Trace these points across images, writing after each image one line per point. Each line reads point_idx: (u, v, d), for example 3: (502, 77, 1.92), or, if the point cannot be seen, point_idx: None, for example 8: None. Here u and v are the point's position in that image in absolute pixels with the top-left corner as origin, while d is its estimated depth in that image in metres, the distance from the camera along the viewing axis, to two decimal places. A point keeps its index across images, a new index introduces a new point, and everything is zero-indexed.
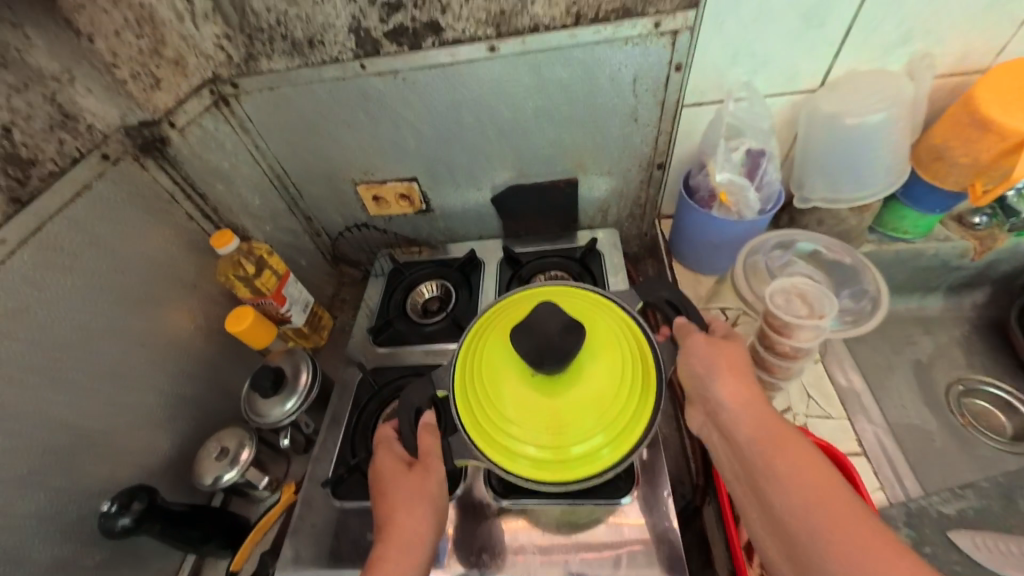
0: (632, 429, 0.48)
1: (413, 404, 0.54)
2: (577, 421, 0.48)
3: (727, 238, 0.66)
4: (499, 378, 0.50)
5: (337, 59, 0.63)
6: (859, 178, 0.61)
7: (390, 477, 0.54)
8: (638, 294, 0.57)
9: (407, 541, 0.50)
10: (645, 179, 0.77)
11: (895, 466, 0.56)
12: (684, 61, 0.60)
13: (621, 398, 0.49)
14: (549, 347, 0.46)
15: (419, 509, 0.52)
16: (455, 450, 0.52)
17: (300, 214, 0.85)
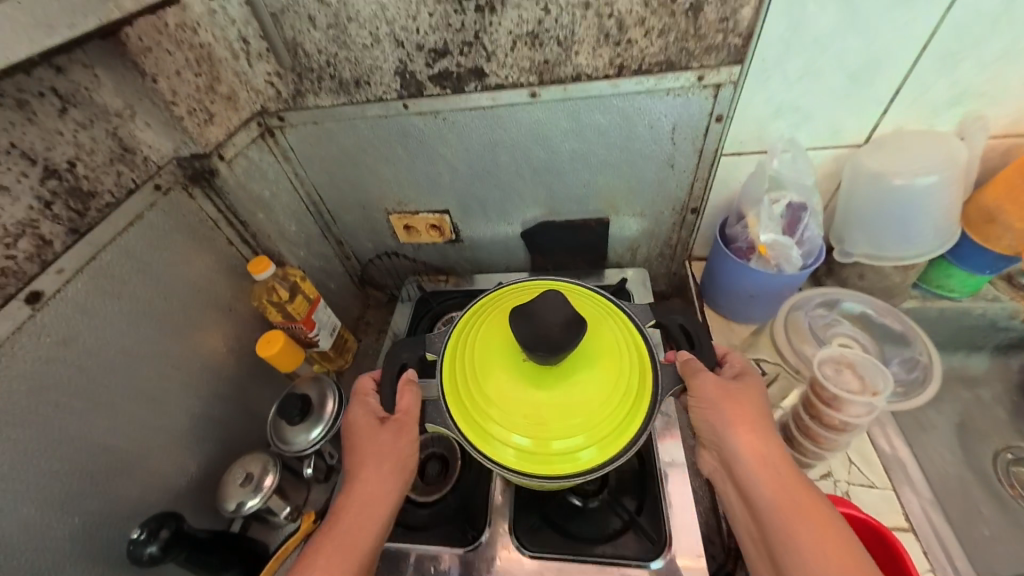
0: (615, 431, 0.48)
1: (401, 360, 0.58)
2: (562, 418, 0.49)
3: (763, 290, 0.64)
4: (492, 363, 0.52)
5: (381, 98, 0.65)
6: (905, 237, 0.60)
7: (364, 429, 0.57)
8: (654, 313, 0.58)
9: (370, 495, 0.53)
10: (677, 221, 0.77)
11: (946, 546, 0.53)
12: (726, 113, 0.60)
13: (613, 401, 0.50)
14: (546, 337, 0.46)
15: (387, 467, 0.54)
16: (430, 416, 0.54)
17: (332, 239, 0.87)
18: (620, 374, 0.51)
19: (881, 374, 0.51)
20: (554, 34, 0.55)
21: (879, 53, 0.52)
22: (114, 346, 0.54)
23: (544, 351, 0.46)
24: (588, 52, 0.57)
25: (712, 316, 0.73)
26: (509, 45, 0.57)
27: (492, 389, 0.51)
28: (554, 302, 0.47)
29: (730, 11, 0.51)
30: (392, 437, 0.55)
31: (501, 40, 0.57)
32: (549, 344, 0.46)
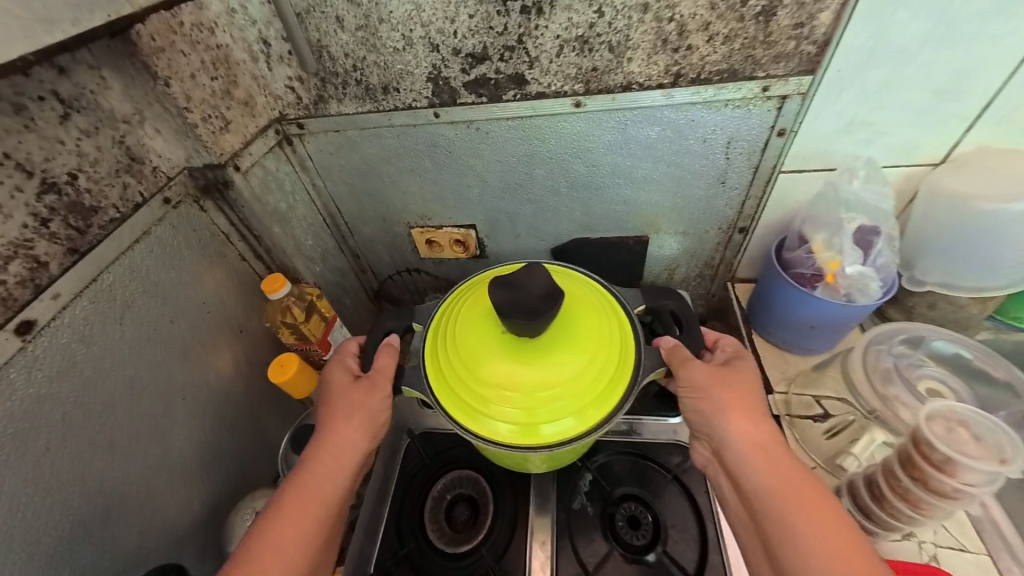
0: (590, 402, 0.48)
1: (386, 327, 0.57)
2: (540, 385, 0.48)
3: (825, 321, 0.59)
4: (474, 335, 0.51)
5: (410, 106, 0.60)
6: (989, 268, 0.54)
7: (339, 385, 0.56)
8: (643, 296, 0.56)
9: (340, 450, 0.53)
10: (722, 241, 0.71)
11: None
12: (790, 127, 0.55)
13: (594, 375, 0.48)
14: (521, 304, 0.45)
15: (360, 422, 0.54)
16: (408, 379, 0.53)
17: (349, 253, 0.81)
18: (601, 350, 0.50)
19: (1008, 438, 0.38)
20: (606, 39, 0.50)
21: (972, 64, 0.47)
22: (115, 376, 0.48)
23: (521, 320, 0.46)
24: (642, 59, 0.52)
25: (762, 345, 0.68)
26: (555, 50, 0.52)
27: (475, 357, 0.50)
28: (540, 274, 0.47)
29: (807, 16, 0.46)
30: (366, 393, 0.54)
31: (546, 45, 0.52)
32: (527, 313, 0.46)
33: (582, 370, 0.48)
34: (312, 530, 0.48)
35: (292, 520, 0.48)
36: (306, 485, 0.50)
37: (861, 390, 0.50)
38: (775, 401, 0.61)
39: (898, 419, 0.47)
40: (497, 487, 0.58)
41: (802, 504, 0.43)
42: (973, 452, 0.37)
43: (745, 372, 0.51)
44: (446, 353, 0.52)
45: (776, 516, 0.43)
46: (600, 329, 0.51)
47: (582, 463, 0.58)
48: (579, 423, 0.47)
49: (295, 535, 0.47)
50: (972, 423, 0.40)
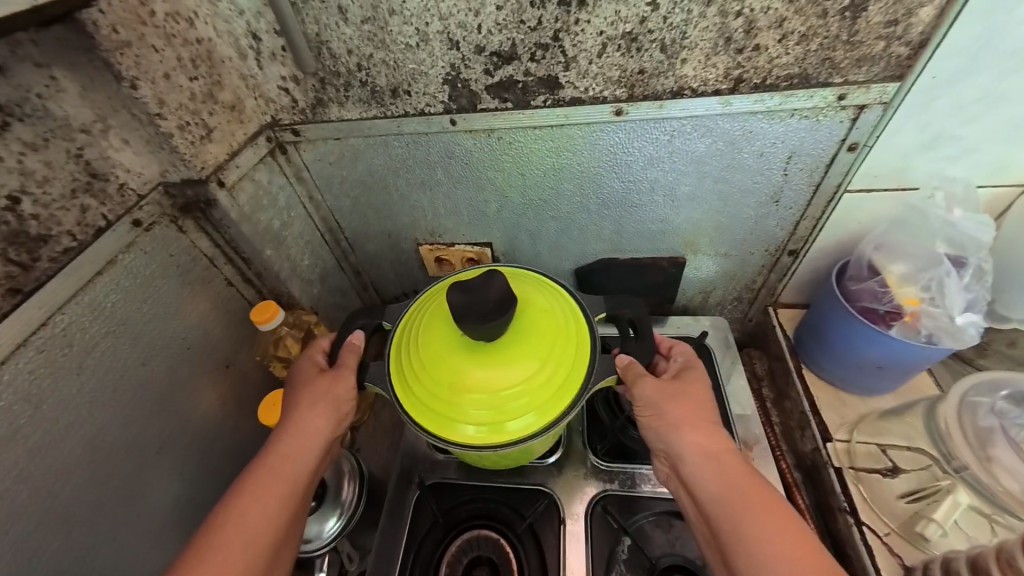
0: (542, 404, 0.45)
1: (354, 325, 0.53)
2: (492, 385, 0.46)
3: (897, 362, 0.51)
4: (432, 333, 0.49)
5: (423, 111, 0.52)
6: None
7: (303, 376, 0.53)
8: (605, 303, 0.52)
9: (303, 437, 0.49)
10: (768, 264, 0.63)
11: None
12: (864, 141, 0.47)
13: (551, 374, 0.46)
14: (474, 306, 0.44)
15: (324, 411, 0.50)
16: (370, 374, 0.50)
17: (350, 271, 0.73)
18: (557, 354, 0.47)
19: None
20: (659, 36, 0.43)
21: None
22: (71, 437, 0.41)
23: (473, 322, 0.44)
24: (699, 60, 0.44)
25: (814, 382, 0.60)
26: (596, 49, 0.45)
27: (430, 356, 0.48)
28: (499, 278, 0.46)
29: (903, 11, 0.39)
30: (332, 384, 0.51)
31: (586, 43, 0.44)
32: (478, 316, 0.44)
33: (539, 370, 0.46)
34: (268, 516, 0.45)
35: (251, 503, 0.45)
36: (264, 472, 0.47)
37: (957, 450, 0.43)
38: (836, 449, 0.54)
39: (1004, 490, 0.40)
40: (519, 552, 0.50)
41: (752, 505, 0.42)
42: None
43: (696, 381, 0.50)
44: (402, 358, 0.49)
45: (725, 521, 0.42)
46: (557, 330, 0.48)
47: (616, 523, 0.51)
48: (537, 422, 0.45)
49: (250, 523, 0.44)
50: None
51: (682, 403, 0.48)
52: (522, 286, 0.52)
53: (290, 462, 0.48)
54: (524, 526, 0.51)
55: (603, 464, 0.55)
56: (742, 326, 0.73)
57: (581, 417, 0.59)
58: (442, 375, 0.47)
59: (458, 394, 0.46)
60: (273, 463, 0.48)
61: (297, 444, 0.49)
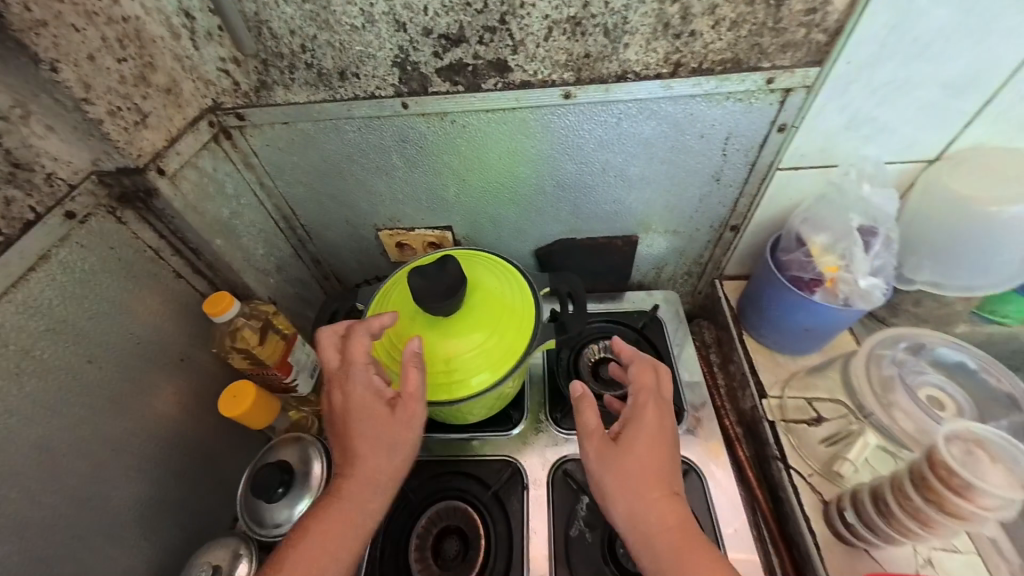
0: (499, 364, 0.48)
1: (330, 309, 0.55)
2: (450, 350, 0.48)
3: (821, 325, 0.57)
4: (396, 309, 0.51)
5: (374, 94, 0.52)
6: (979, 269, 0.54)
7: (362, 395, 0.45)
8: (549, 279, 0.55)
9: (371, 482, 0.44)
10: (713, 239, 0.67)
11: None
12: (792, 122, 0.51)
13: (501, 335, 0.49)
14: (430, 282, 0.46)
15: (401, 454, 0.45)
16: None
17: (309, 261, 0.72)
18: (509, 321, 0.50)
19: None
20: (601, 21, 0.44)
21: (983, 58, 0.44)
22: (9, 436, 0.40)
23: (428, 298, 0.46)
24: (640, 45, 0.46)
25: (754, 346, 0.65)
26: (543, 33, 0.46)
27: (393, 330, 0.50)
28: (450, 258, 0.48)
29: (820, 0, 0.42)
30: (411, 420, 0.45)
31: (533, 26, 0.45)
32: (434, 294, 0.46)
33: (495, 333, 0.49)
34: (342, 571, 0.42)
35: (317, 558, 0.41)
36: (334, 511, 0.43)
37: (865, 398, 0.48)
38: (770, 405, 0.59)
39: (901, 430, 0.46)
40: (489, 518, 0.53)
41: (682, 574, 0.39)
42: (992, 477, 0.36)
43: (644, 429, 0.44)
44: None
45: None
46: (505, 297, 0.51)
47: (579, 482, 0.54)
48: (490, 378, 0.48)
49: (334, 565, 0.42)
50: (988, 445, 0.38)
51: (621, 453, 0.43)
52: (475, 265, 0.54)
53: (359, 507, 0.44)
54: (490, 495, 0.54)
55: (567, 432, 0.58)
56: (693, 299, 0.78)
57: (542, 391, 0.62)
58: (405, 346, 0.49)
59: None
60: (348, 502, 0.44)
61: (370, 486, 0.44)
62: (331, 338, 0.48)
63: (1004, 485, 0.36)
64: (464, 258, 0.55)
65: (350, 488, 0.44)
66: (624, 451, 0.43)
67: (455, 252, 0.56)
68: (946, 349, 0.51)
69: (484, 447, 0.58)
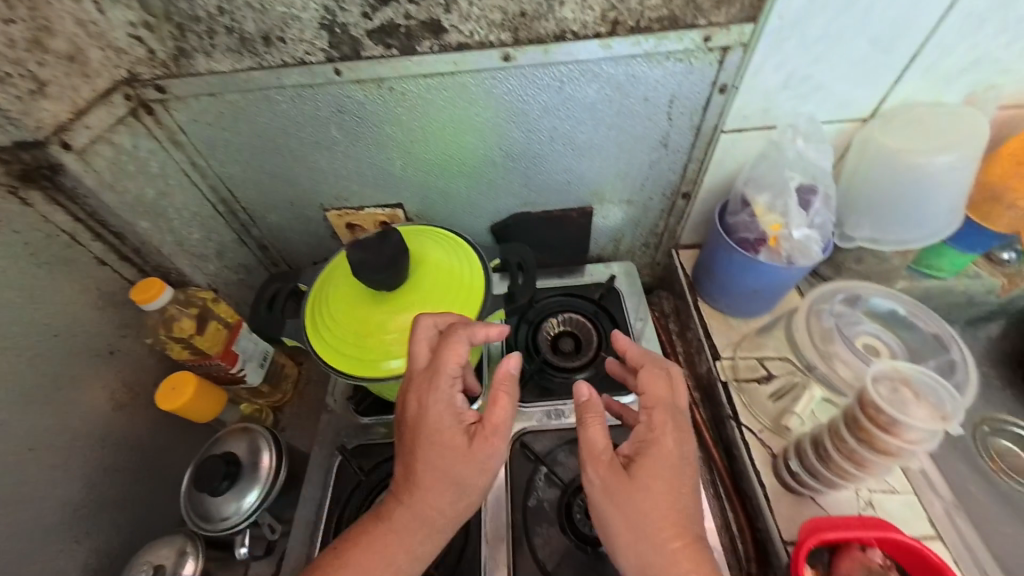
0: None
1: (269, 287, 0.52)
2: (397, 324, 0.47)
3: (769, 285, 0.58)
4: (340, 287, 0.49)
5: (304, 61, 0.49)
6: (913, 223, 0.55)
7: (442, 411, 0.43)
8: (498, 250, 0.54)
9: (428, 516, 0.42)
10: (666, 208, 0.67)
11: (971, 546, 0.47)
12: (731, 82, 0.51)
13: (450, 306, 0.48)
14: (371, 256, 0.45)
15: (466, 493, 0.43)
16: (287, 328, 0.49)
17: (255, 247, 0.68)
18: (457, 292, 0.49)
19: (948, 397, 0.40)
20: None
21: (907, 10, 0.46)
22: None
23: (370, 271, 0.45)
24: (576, 3, 0.45)
25: (708, 312, 0.66)
26: None
27: (337, 309, 0.48)
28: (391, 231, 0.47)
29: None
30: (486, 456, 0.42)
31: None
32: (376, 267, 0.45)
33: (442, 303, 0.48)
34: None
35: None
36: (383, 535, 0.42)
37: (808, 352, 0.52)
38: (723, 366, 0.60)
39: None
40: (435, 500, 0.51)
41: None
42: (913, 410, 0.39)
43: (660, 463, 0.42)
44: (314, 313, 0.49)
45: None
46: (452, 268, 0.50)
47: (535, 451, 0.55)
48: None
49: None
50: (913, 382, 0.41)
51: (632, 491, 0.41)
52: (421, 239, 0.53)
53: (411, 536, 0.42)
54: None
55: (526, 405, 0.59)
56: (653, 271, 0.78)
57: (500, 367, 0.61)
58: (350, 324, 0.47)
59: (362, 337, 0.46)
60: (400, 527, 0.42)
61: (428, 514, 0.42)
62: (427, 330, 0.45)
63: (925, 418, 0.39)
64: (409, 233, 0.54)
65: (404, 515, 0.42)
66: (639, 482, 0.41)
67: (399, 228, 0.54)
68: (879, 298, 0.55)
69: None
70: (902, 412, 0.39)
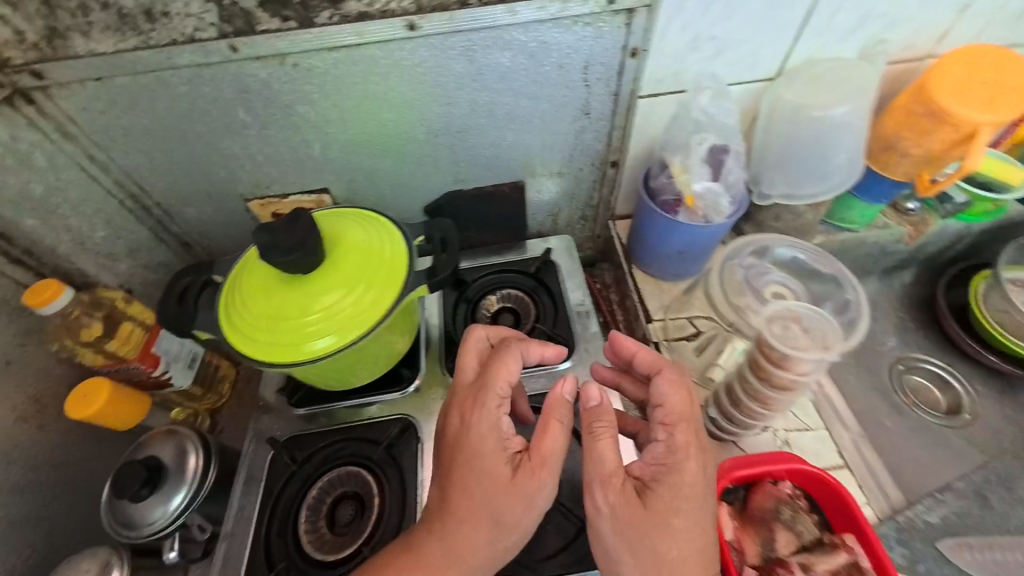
0: (370, 309, 0.45)
1: (179, 281, 0.49)
2: (314, 303, 0.45)
3: (691, 245, 0.60)
4: (254, 274, 0.47)
5: (194, 37, 0.46)
6: (819, 176, 0.58)
7: (488, 435, 0.44)
8: (422, 227, 0.53)
9: (456, 552, 0.43)
10: (598, 178, 0.68)
11: (875, 474, 0.53)
12: (641, 45, 0.52)
13: (369, 283, 0.47)
14: (278, 235, 0.43)
15: (501, 529, 0.43)
16: (199, 320, 0.47)
17: (175, 244, 0.65)
18: (377, 267, 0.47)
19: (828, 325, 0.45)
20: None
21: None
22: None
23: (278, 250, 0.43)
24: None
25: (642, 277, 0.67)
26: None
27: (252, 295, 0.46)
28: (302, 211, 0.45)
29: None
30: (529, 488, 0.43)
31: None
32: (284, 245, 0.43)
33: (361, 281, 0.47)
34: None
35: None
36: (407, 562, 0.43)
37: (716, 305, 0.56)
38: (655, 328, 0.62)
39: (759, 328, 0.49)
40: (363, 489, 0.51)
41: None
42: (802, 344, 0.43)
43: (675, 494, 0.42)
44: (227, 302, 0.47)
45: None
46: (372, 245, 0.49)
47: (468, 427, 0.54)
48: (360, 327, 0.45)
49: None
50: (803, 318, 0.46)
51: (644, 521, 0.42)
52: (339, 221, 0.51)
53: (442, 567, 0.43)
54: (381, 453, 0.52)
55: None
56: (594, 244, 0.79)
57: (438, 347, 0.61)
58: (263, 309, 0.45)
59: (276, 320, 0.45)
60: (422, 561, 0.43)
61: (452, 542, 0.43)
62: (479, 342, 0.51)
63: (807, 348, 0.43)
64: (331, 217, 0.52)
65: (431, 549, 0.43)
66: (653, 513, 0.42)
67: (318, 212, 0.52)
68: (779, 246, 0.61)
69: (383, 411, 0.56)
70: (793, 348, 0.43)
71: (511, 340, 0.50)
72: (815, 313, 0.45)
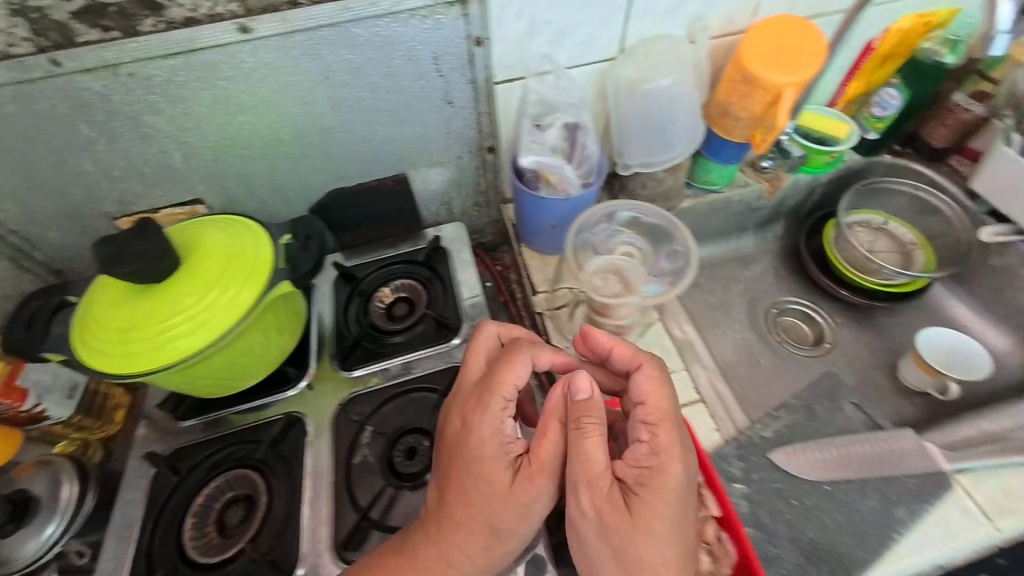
0: (228, 310, 0.46)
1: (28, 307, 0.50)
2: (169, 310, 0.45)
3: (561, 218, 0.67)
4: (106, 291, 0.46)
5: (7, 53, 0.45)
6: (667, 142, 0.64)
7: (491, 440, 0.49)
8: (287, 225, 0.54)
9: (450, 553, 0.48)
10: (479, 164, 0.71)
11: (725, 403, 0.66)
12: (483, 35, 0.55)
13: (227, 284, 0.47)
14: (117, 247, 0.43)
15: (502, 526, 0.49)
16: (51, 343, 0.46)
17: (44, 271, 0.63)
18: (236, 268, 0.48)
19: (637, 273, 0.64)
20: None
21: None
22: None
23: (117, 262, 0.43)
24: None
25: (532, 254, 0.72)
26: None
27: (105, 312, 0.46)
28: (144, 220, 0.45)
29: None
30: (531, 489, 0.49)
31: None
32: (122, 256, 0.43)
33: (222, 281, 0.47)
34: None
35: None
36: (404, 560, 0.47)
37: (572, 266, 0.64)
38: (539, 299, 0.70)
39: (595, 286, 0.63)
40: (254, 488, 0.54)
41: None
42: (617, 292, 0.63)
43: (654, 495, 0.47)
44: (80, 323, 0.46)
45: None
46: (229, 247, 0.49)
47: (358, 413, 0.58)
48: (219, 328, 0.45)
49: None
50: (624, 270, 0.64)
51: (624, 524, 0.47)
52: (198, 227, 0.51)
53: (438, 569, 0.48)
54: (264, 450, 0.55)
55: (358, 370, 0.61)
56: (494, 228, 0.82)
57: (331, 343, 0.64)
58: (116, 323, 0.45)
59: (130, 332, 0.44)
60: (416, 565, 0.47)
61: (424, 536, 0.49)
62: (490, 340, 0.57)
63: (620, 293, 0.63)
64: (189, 225, 0.52)
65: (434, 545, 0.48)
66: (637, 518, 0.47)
67: (173, 225, 0.52)
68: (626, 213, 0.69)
69: (276, 410, 0.59)
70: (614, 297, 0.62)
71: (523, 345, 0.55)
72: (631, 266, 0.64)
